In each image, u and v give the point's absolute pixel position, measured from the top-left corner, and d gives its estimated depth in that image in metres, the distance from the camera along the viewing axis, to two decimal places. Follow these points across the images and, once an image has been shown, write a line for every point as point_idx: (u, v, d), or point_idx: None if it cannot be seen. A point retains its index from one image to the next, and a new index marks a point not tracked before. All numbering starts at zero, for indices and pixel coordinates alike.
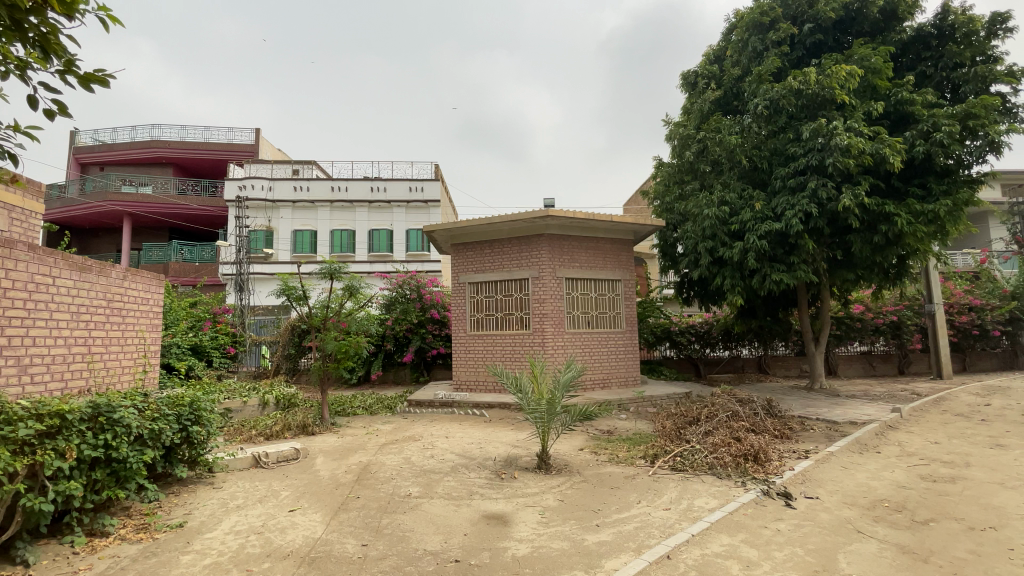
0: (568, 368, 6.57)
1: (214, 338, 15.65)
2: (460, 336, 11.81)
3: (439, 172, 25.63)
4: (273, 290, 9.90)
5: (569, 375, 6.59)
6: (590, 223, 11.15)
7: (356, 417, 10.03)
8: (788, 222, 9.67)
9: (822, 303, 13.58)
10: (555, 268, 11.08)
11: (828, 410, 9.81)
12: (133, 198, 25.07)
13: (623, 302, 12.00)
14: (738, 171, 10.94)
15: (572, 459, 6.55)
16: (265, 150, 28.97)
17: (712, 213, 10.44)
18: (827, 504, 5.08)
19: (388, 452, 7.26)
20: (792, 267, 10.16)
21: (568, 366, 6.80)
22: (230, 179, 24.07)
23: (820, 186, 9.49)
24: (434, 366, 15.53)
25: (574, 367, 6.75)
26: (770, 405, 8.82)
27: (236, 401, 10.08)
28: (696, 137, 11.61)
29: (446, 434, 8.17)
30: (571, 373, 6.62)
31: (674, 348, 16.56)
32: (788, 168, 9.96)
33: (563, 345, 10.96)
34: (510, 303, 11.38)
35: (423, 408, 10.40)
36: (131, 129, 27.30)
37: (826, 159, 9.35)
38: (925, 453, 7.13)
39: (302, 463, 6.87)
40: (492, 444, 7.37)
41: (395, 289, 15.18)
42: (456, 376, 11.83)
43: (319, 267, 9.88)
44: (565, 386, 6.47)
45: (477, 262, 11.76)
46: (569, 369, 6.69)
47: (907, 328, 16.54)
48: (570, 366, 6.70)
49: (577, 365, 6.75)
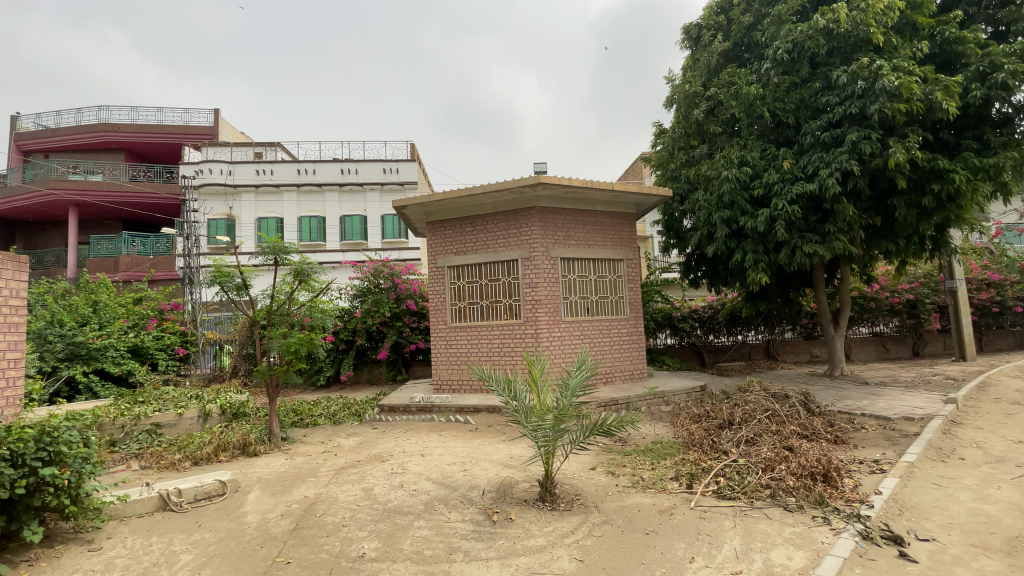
0: (578, 367, 5.02)
1: (160, 338, 13.72)
2: (439, 329, 10.16)
3: (416, 152, 23.79)
4: (205, 280, 8.14)
5: (579, 376, 5.04)
6: (587, 193, 9.52)
7: (313, 429, 8.34)
8: (823, 182, 8.15)
9: (841, 278, 12.23)
10: (547, 246, 9.48)
11: (870, 403, 8.46)
12: (76, 185, 22.75)
13: (626, 285, 10.45)
14: (758, 128, 9.38)
15: (585, 485, 4.98)
16: (226, 134, 26.76)
17: (732, 176, 8.85)
18: (955, 553, 3.61)
19: (345, 480, 5.61)
20: (826, 237, 8.64)
21: (579, 362, 5.26)
22: (185, 163, 21.97)
23: (861, 139, 7.94)
24: (413, 363, 13.89)
25: (586, 364, 5.22)
26: (808, 401, 7.40)
27: (167, 414, 8.32)
28: (706, 93, 10.00)
29: (422, 451, 6.54)
30: (582, 373, 5.08)
31: (675, 336, 15.08)
32: (819, 120, 8.43)
33: (560, 336, 9.41)
34: (495, 289, 9.78)
35: (396, 415, 8.81)
36: (76, 112, 24.84)
37: (868, 105, 7.78)
38: (1020, 457, 5.72)
39: (228, 503, 5.21)
40: (479, 464, 5.77)
41: (367, 279, 13.50)
42: (435, 375, 10.20)
43: (261, 250, 8.12)
44: (574, 393, 4.92)
45: (456, 243, 10.10)
46: (579, 368, 5.14)
47: (925, 307, 15.40)
48: (580, 364, 5.15)
49: (589, 360, 5.24)
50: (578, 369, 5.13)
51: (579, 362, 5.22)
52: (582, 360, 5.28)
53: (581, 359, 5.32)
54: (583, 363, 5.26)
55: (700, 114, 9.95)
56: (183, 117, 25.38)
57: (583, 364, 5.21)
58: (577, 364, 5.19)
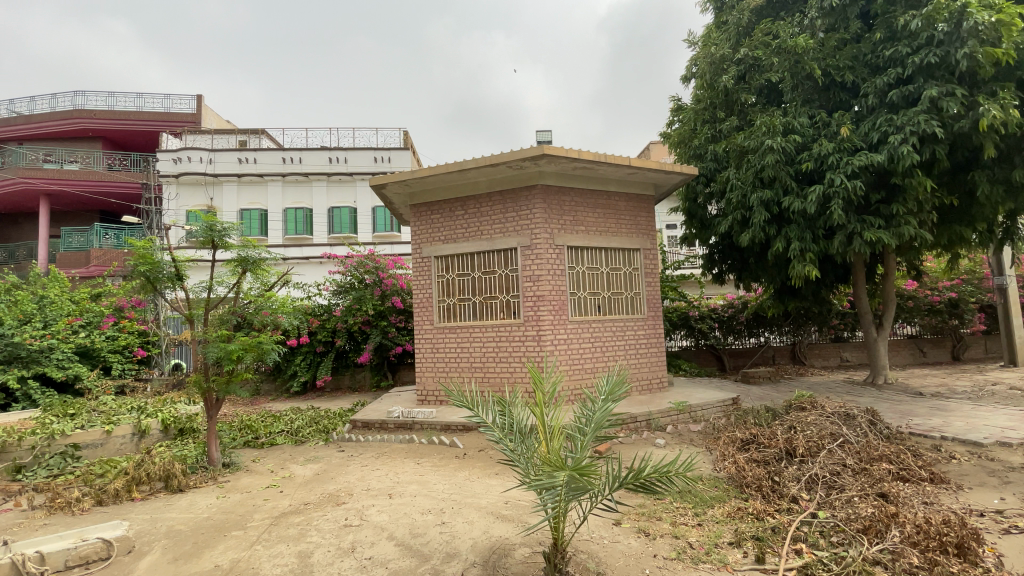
0: (603, 398, 3.54)
1: (114, 339, 12.18)
2: (425, 330, 8.65)
3: (409, 140, 22.30)
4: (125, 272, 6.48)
5: (603, 410, 3.57)
6: (600, 169, 8.02)
7: (268, 453, 6.87)
8: (894, 151, 6.62)
9: (887, 273, 10.73)
10: (552, 232, 7.99)
11: (945, 422, 6.95)
12: (46, 173, 21.21)
13: (644, 280, 8.95)
14: (805, 91, 7.79)
15: (610, 555, 3.49)
16: (210, 121, 25.23)
17: (776, 146, 7.24)
18: None
19: (280, 537, 4.12)
20: (891, 220, 7.11)
21: (606, 387, 3.76)
22: (162, 151, 20.39)
23: (943, 97, 6.49)
24: (400, 367, 12.47)
25: (617, 390, 3.72)
26: (877, 421, 5.92)
27: (91, 432, 6.83)
28: (737, 56, 8.45)
29: (391, 489, 5.04)
30: (609, 406, 3.60)
31: (691, 337, 13.58)
32: (886, 77, 6.98)
33: (566, 340, 7.92)
34: (489, 283, 8.30)
35: (371, 433, 7.33)
36: (50, 97, 23.24)
37: (955, 52, 6.38)
38: None
39: (109, 574, 3.74)
40: (462, 515, 4.27)
41: (349, 273, 11.99)
42: (419, 384, 8.70)
43: (193, 231, 6.43)
44: (596, 431, 3.46)
45: (445, 229, 8.59)
46: (605, 398, 3.65)
47: (968, 306, 13.91)
48: (608, 393, 3.66)
49: (621, 384, 3.74)
50: (602, 400, 3.64)
51: (606, 389, 3.72)
52: (612, 382, 3.79)
53: (610, 379, 3.83)
54: (612, 387, 3.77)
55: (730, 80, 8.42)
56: (163, 104, 23.80)
57: (612, 392, 3.71)
58: (604, 392, 3.69)
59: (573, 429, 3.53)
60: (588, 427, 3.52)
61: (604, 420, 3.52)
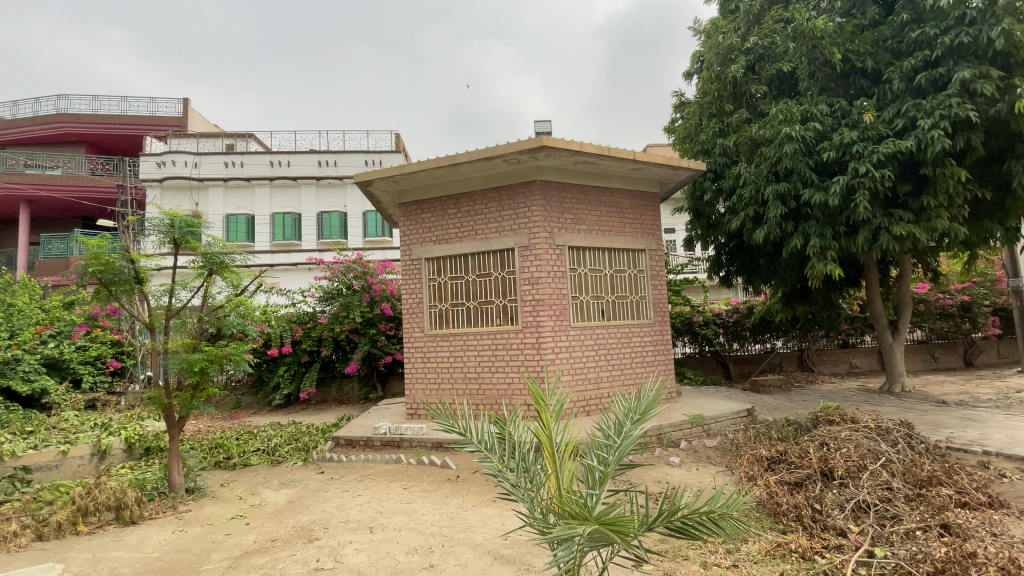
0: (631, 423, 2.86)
1: (86, 349, 11.45)
2: (416, 338, 8.02)
3: (402, 144, 21.74)
4: (77, 277, 5.78)
5: (629, 438, 2.89)
6: (602, 163, 7.45)
7: (240, 476, 6.19)
8: (923, 136, 6.12)
9: (902, 276, 10.20)
10: (552, 231, 7.41)
11: (982, 434, 6.37)
12: (24, 178, 20.46)
13: (650, 282, 8.35)
14: (822, 78, 7.28)
15: None
16: (197, 125, 24.59)
17: (795, 134, 6.68)
18: None
19: None
20: (920, 215, 6.58)
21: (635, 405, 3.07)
22: (146, 154, 19.71)
23: (976, 78, 6.03)
24: (390, 377, 11.84)
25: (649, 411, 3.02)
26: (916, 436, 5.33)
27: (44, 453, 6.15)
28: (746, 45, 7.95)
29: (373, 522, 4.38)
30: (637, 432, 2.92)
31: (695, 344, 13.00)
32: (911, 60, 6.51)
33: (568, 347, 7.31)
34: (485, 286, 7.70)
35: (354, 452, 6.66)
36: (32, 101, 22.57)
37: (991, 29, 5.94)
38: None
39: None
40: (453, 556, 3.62)
41: (336, 279, 11.35)
42: (409, 398, 8.05)
43: (151, 227, 5.77)
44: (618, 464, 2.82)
45: (436, 229, 7.98)
46: (633, 421, 2.96)
47: (981, 310, 13.40)
48: (638, 415, 2.96)
49: (654, 404, 3.03)
50: (629, 423, 2.95)
51: (635, 410, 3.02)
52: (643, 400, 3.09)
53: (640, 394, 3.12)
54: (642, 406, 3.06)
55: (739, 70, 7.91)
56: (149, 107, 23.14)
57: (643, 412, 3.01)
58: (632, 413, 2.99)
59: (590, 460, 2.87)
60: (610, 458, 2.86)
61: (629, 449, 2.86)
